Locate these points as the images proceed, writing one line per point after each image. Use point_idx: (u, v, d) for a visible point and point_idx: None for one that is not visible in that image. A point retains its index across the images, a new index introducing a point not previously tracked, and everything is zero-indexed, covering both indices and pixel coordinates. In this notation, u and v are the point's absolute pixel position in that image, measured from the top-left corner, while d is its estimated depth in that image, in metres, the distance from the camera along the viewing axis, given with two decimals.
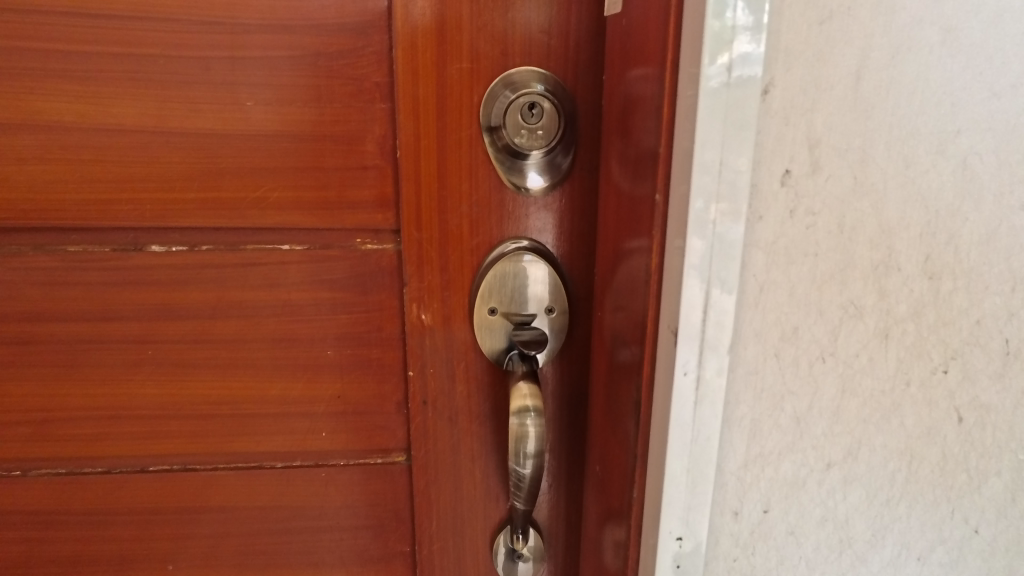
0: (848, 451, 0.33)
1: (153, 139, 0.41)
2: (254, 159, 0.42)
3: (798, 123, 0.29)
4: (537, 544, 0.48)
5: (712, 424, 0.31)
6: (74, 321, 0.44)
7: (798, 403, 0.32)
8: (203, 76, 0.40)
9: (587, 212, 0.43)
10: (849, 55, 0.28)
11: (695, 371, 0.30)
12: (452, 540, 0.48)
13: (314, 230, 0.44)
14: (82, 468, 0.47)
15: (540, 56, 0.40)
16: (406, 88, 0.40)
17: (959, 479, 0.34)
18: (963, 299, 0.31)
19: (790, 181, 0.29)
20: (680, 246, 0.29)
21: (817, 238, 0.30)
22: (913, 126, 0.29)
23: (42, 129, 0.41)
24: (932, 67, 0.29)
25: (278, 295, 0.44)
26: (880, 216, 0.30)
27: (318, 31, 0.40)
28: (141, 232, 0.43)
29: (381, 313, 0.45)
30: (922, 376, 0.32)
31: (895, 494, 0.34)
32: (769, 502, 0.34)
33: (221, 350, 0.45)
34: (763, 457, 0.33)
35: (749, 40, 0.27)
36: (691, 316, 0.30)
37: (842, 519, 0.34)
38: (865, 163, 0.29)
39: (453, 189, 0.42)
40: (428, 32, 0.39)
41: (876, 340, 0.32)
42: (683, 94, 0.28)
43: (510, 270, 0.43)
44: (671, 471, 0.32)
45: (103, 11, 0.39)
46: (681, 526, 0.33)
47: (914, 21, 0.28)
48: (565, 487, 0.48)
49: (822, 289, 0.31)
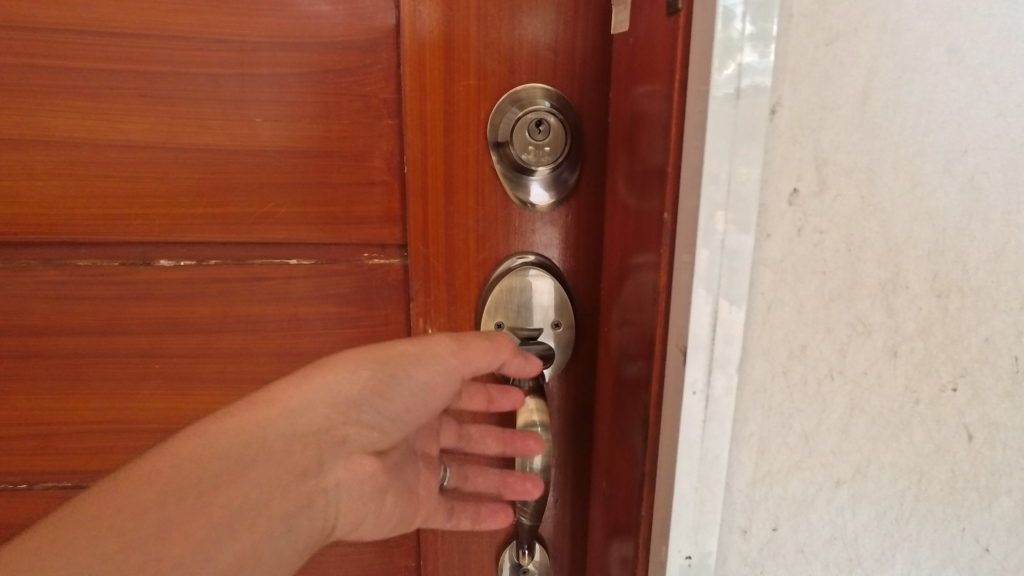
0: (856, 469, 0.33)
1: (162, 155, 0.42)
2: (262, 175, 0.42)
3: (805, 142, 0.29)
4: (543, 560, 0.48)
5: (720, 442, 0.31)
6: (81, 335, 0.44)
7: (806, 421, 0.32)
8: (213, 93, 0.41)
9: (592, 227, 0.43)
10: (855, 75, 0.28)
11: (704, 390, 0.30)
12: (457, 555, 0.48)
13: (321, 245, 0.44)
14: (87, 481, 0.47)
15: (547, 73, 0.40)
16: (414, 103, 0.40)
17: (970, 497, 0.33)
18: (971, 317, 0.31)
19: (798, 201, 0.29)
20: (689, 260, 0.29)
21: (824, 256, 0.30)
22: (920, 146, 0.29)
23: (52, 146, 0.41)
24: (938, 87, 0.29)
25: (284, 309, 0.45)
26: (887, 235, 0.30)
27: (327, 49, 0.40)
28: (150, 247, 0.44)
29: (388, 327, 0.45)
30: (931, 394, 0.32)
31: (906, 512, 0.34)
32: (778, 519, 0.33)
33: (226, 364, 0.45)
34: (772, 475, 0.33)
35: (754, 52, 0.27)
36: (700, 332, 0.30)
37: (852, 537, 0.34)
38: (872, 182, 0.30)
39: (460, 204, 0.42)
40: (435, 49, 0.39)
41: (885, 357, 0.32)
42: (691, 110, 0.28)
43: (516, 285, 0.43)
44: (680, 491, 0.32)
45: (115, 30, 0.40)
46: (691, 545, 0.33)
47: (920, 42, 0.28)
48: (571, 502, 0.47)
49: (830, 307, 0.31)
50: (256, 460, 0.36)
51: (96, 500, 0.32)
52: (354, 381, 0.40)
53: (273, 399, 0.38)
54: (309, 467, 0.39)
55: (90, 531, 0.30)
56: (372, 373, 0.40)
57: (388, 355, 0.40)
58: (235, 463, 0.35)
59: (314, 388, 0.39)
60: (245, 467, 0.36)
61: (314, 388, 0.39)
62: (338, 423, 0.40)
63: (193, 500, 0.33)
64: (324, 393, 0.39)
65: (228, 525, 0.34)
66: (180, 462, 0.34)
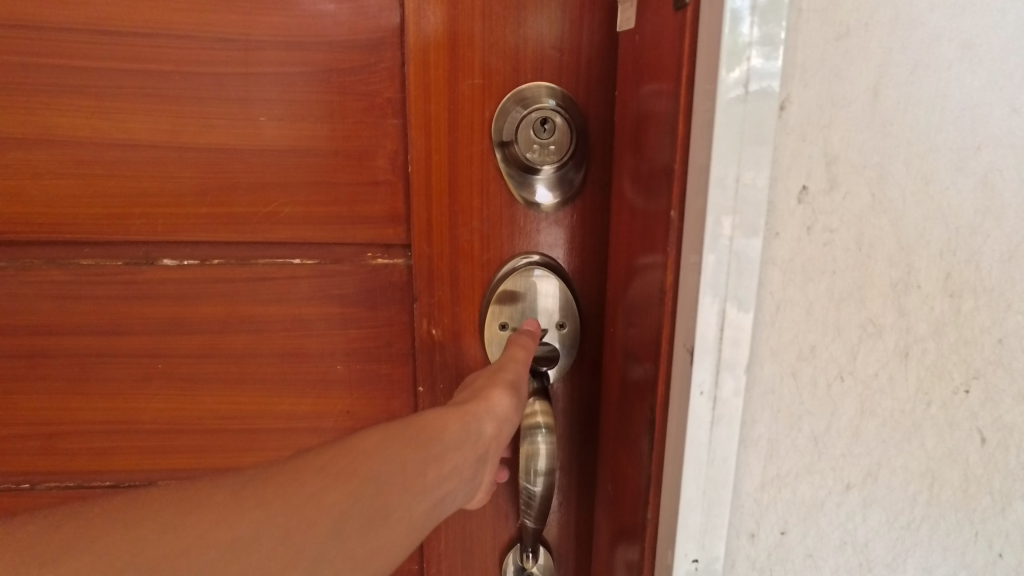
0: (867, 472, 0.32)
1: (167, 154, 0.41)
2: (266, 174, 0.42)
3: (815, 139, 0.28)
4: (547, 564, 0.47)
5: (728, 445, 0.31)
6: (85, 335, 0.44)
7: (816, 423, 0.32)
8: (217, 92, 0.41)
9: (598, 228, 0.43)
10: (867, 71, 0.28)
11: (712, 391, 0.30)
12: (461, 559, 0.48)
13: (326, 245, 0.44)
14: (90, 481, 0.47)
15: (552, 71, 0.40)
16: (419, 103, 0.40)
17: (982, 502, 0.33)
18: (985, 317, 0.31)
19: (808, 199, 0.29)
20: (695, 262, 0.29)
21: (835, 255, 0.30)
22: (933, 143, 0.29)
23: (57, 145, 0.41)
24: (951, 83, 0.28)
25: (288, 310, 0.44)
26: (899, 233, 0.30)
27: (331, 48, 0.40)
28: (154, 247, 0.43)
29: (391, 328, 0.45)
30: (943, 396, 0.32)
31: (917, 517, 0.33)
32: (786, 523, 0.33)
33: (229, 365, 0.45)
34: (781, 478, 0.32)
35: (762, 54, 0.26)
36: (708, 334, 0.29)
37: (863, 542, 0.33)
38: (884, 180, 0.29)
39: (464, 204, 0.42)
40: (440, 47, 0.39)
41: (896, 359, 0.31)
42: (699, 109, 0.28)
43: (521, 285, 0.42)
44: (687, 494, 0.31)
45: (120, 29, 0.39)
46: (697, 548, 0.32)
47: (932, 37, 0.28)
48: (576, 505, 0.47)
49: (840, 308, 0.30)
50: (455, 447, 0.31)
51: (348, 442, 0.27)
52: (508, 411, 0.35)
53: (464, 404, 0.34)
54: (482, 458, 0.33)
55: (356, 470, 0.26)
56: (511, 403, 0.35)
57: (516, 377, 0.37)
58: (444, 439, 0.30)
59: (491, 407, 0.34)
60: (451, 447, 0.30)
61: (487, 402, 0.34)
62: (499, 433, 0.34)
63: (418, 458, 0.28)
64: (496, 412, 0.34)
65: (435, 488, 0.29)
66: (401, 425, 0.29)
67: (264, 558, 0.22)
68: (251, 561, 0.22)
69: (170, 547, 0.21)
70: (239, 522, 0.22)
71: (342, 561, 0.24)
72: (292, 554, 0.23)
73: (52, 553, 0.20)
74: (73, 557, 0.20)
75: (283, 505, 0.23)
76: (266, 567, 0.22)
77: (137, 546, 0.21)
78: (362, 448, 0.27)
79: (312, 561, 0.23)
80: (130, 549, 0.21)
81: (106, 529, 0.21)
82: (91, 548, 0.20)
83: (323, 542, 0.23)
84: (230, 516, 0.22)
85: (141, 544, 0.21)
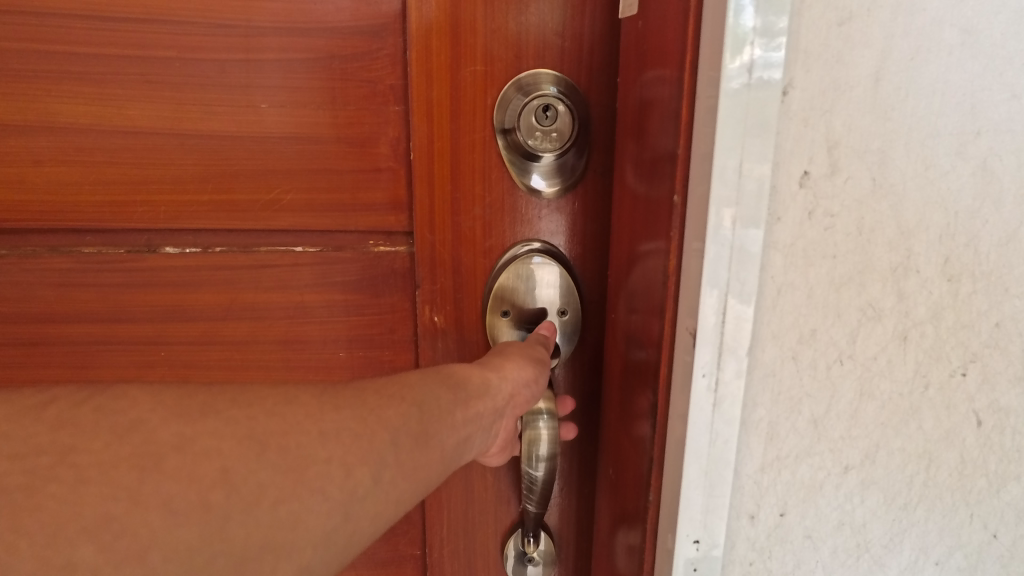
0: (866, 454, 0.33)
1: (168, 141, 0.41)
2: (268, 161, 0.42)
3: (816, 125, 0.29)
4: (548, 548, 0.48)
5: (729, 428, 0.31)
6: (88, 323, 0.44)
7: (816, 406, 0.32)
8: (218, 78, 0.40)
9: (599, 214, 0.43)
10: (869, 56, 0.28)
11: (714, 373, 0.30)
12: (464, 544, 0.48)
13: (328, 232, 0.44)
14: None
15: (554, 59, 0.40)
16: (420, 90, 0.40)
17: (978, 484, 0.33)
18: (982, 301, 0.31)
19: (809, 183, 0.29)
20: (698, 249, 0.29)
21: (836, 239, 0.30)
22: (933, 128, 0.29)
23: (58, 132, 0.41)
24: (951, 68, 0.29)
25: (290, 297, 0.45)
26: (898, 218, 0.30)
27: (332, 34, 0.40)
28: (156, 234, 0.44)
29: (393, 316, 0.45)
30: (940, 379, 0.32)
31: (913, 499, 0.33)
32: (785, 505, 0.33)
33: (232, 352, 0.45)
34: (781, 461, 0.33)
35: (764, 44, 0.27)
36: (710, 319, 0.29)
37: (860, 523, 0.34)
38: (884, 165, 0.29)
39: (466, 191, 0.42)
40: (442, 34, 0.39)
41: (894, 342, 0.31)
42: (702, 97, 0.28)
43: (523, 272, 0.43)
44: (688, 476, 0.32)
45: (120, 15, 0.39)
46: (699, 529, 0.33)
47: (933, 23, 0.28)
48: (577, 490, 0.47)
49: (840, 292, 0.31)
50: (477, 396, 0.34)
51: (393, 378, 0.30)
52: (527, 376, 0.37)
53: (485, 364, 0.36)
54: (500, 412, 0.35)
55: (404, 397, 0.29)
56: (531, 375, 0.37)
57: (528, 353, 0.39)
58: (468, 388, 0.33)
59: (508, 372, 0.36)
60: (474, 395, 0.33)
61: (506, 363, 0.37)
62: (516, 395, 0.36)
63: (447, 400, 0.32)
64: (515, 376, 0.36)
65: (459, 429, 0.32)
66: (431, 374, 0.33)
67: (345, 450, 0.25)
68: (335, 452, 0.25)
69: (275, 429, 0.24)
70: (324, 421, 0.25)
71: (398, 468, 0.27)
72: (364, 452, 0.26)
73: (184, 416, 0.22)
74: (202, 423, 0.22)
75: (354, 413, 0.27)
76: (345, 459, 0.25)
77: (251, 422, 0.23)
78: (403, 382, 0.30)
79: (377, 463, 0.26)
80: (245, 424, 0.23)
81: (226, 404, 0.23)
82: (216, 417, 0.23)
83: (384, 449, 0.26)
84: (318, 413, 0.25)
85: (255, 420, 0.23)
